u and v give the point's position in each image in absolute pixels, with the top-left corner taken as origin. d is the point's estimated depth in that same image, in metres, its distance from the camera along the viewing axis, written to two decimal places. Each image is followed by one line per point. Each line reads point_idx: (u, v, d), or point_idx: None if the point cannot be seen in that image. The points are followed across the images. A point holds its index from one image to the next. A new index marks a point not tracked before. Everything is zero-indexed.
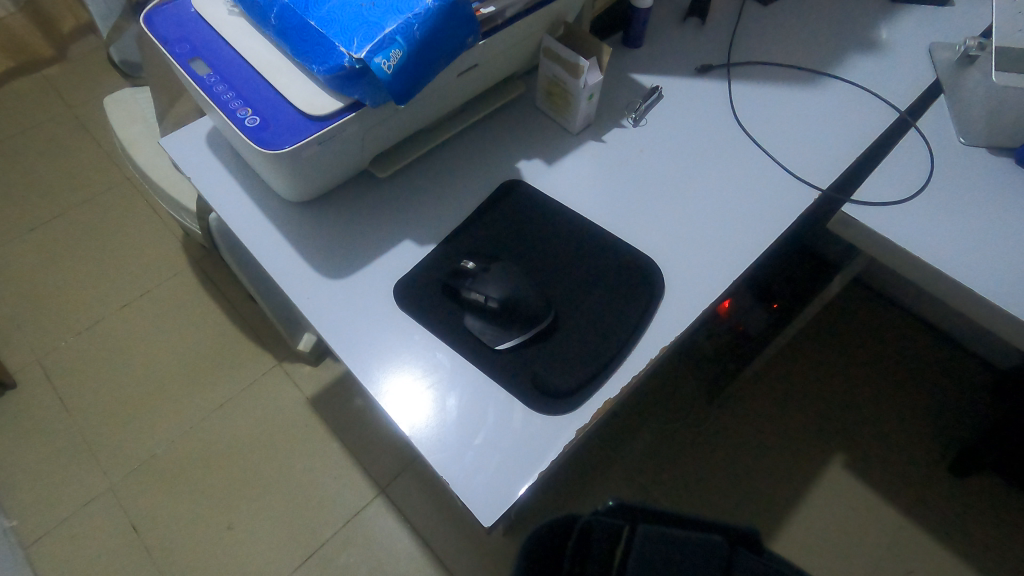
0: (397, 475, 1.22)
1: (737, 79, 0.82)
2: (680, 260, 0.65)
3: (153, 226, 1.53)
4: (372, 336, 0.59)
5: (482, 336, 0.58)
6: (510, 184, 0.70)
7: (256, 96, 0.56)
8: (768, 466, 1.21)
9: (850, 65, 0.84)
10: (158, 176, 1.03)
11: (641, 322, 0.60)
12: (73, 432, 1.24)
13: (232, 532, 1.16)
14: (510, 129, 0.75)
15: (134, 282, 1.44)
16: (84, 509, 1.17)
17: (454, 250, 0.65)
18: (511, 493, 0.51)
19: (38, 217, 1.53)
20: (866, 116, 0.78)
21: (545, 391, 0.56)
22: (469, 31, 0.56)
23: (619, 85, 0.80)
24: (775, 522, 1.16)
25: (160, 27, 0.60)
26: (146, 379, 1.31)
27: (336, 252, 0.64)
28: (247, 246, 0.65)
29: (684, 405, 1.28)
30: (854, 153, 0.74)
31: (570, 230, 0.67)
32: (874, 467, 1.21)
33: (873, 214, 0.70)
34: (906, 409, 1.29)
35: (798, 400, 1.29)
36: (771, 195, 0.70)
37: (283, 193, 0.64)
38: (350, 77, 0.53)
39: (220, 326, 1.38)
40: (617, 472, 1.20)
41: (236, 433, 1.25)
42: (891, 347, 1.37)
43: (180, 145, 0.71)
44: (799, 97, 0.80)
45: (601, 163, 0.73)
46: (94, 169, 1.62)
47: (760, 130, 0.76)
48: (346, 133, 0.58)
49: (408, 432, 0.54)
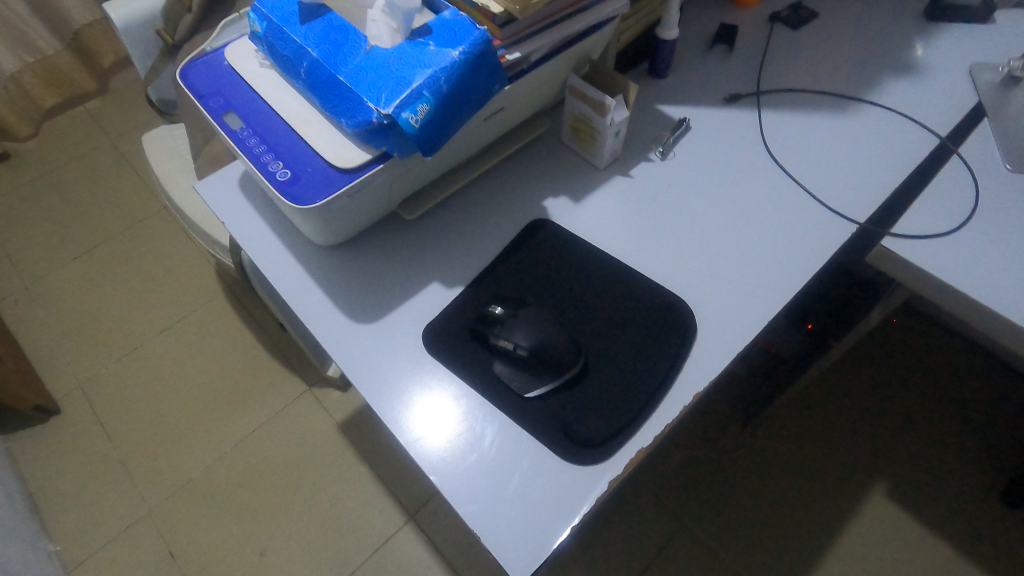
0: (425, 502, 1.22)
1: (767, 108, 0.80)
2: (713, 299, 0.64)
3: (189, 254, 1.57)
4: (403, 382, 0.59)
5: (511, 383, 0.58)
6: (538, 223, 0.70)
7: (287, 150, 0.57)
8: (806, 495, 1.17)
9: (887, 89, 0.81)
10: (194, 213, 1.06)
11: (674, 366, 0.59)
12: (114, 457, 1.28)
13: (264, 558, 1.17)
14: (535, 165, 0.75)
15: (171, 308, 1.48)
16: (123, 534, 1.20)
17: (482, 293, 0.65)
18: (546, 545, 0.51)
19: (81, 246, 1.59)
20: (903, 143, 0.75)
21: (579, 441, 0.55)
22: (494, 80, 0.56)
23: (645, 117, 0.79)
24: (815, 555, 1.12)
25: (195, 82, 0.62)
26: (182, 405, 1.34)
27: (365, 296, 0.65)
28: (280, 291, 0.66)
29: (717, 433, 1.25)
30: (893, 183, 0.71)
31: (599, 270, 0.66)
32: (920, 498, 1.17)
33: (915, 247, 0.67)
34: (950, 434, 1.24)
35: (839, 427, 1.25)
36: (806, 230, 0.68)
37: (315, 237, 0.64)
38: (378, 131, 0.54)
39: (253, 352, 1.41)
40: (649, 503, 1.18)
41: (269, 458, 1.27)
42: (936, 370, 1.31)
43: (214, 190, 0.73)
44: (832, 124, 0.78)
45: (629, 199, 0.72)
46: (134, 199, 1.68)
47: (793, 161, 0.74)
48: (375, 182, 0.59)
49: (438, 482, 0.54)
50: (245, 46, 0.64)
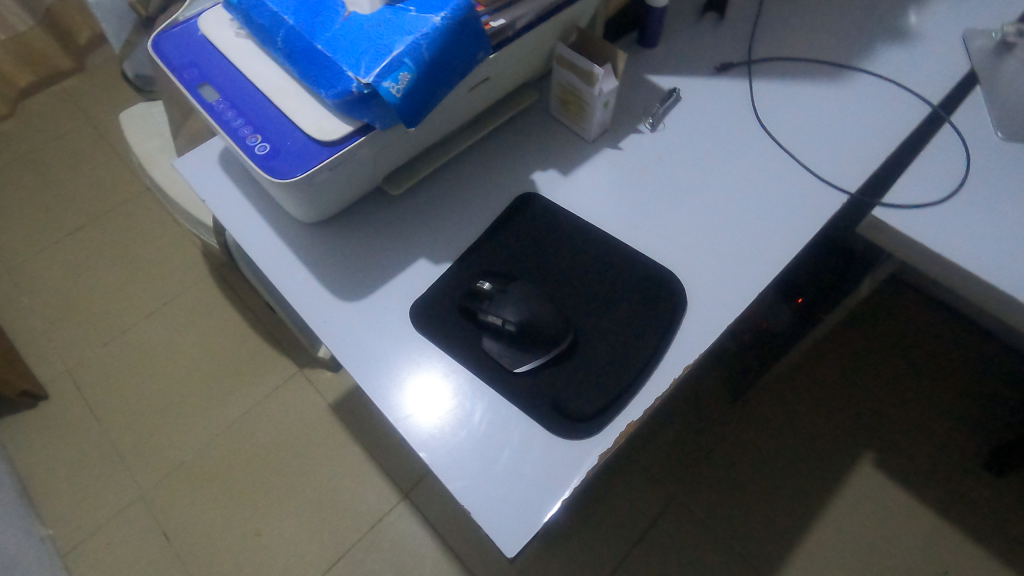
0: (418, 481, 1.22)
1: (758, 77, 0.78)
2: (703, 272, 0.63)
3: (174, 236, 1.55)
4: (391, 359, 0.58)
5: (500, 359, 0.57)
6: (526, 196, 0.69)
7: (266, 122, 0.56)
8: (795, 467, 1.19)
9: (880, 57, 0.80)
10: (176, 193, 1.03)
11: (664, 339, 0.58)
12: (105, 441, 1.28)
13: (260, 538, 1.18)
14: (523, 138, 0.74)
15: (158, 291, 1.46)
16: (117, 517, 1.20)
17: (471, 269, 0.64)
18: (537, 518, 0.51)
19: (63, 229, 1.56)
20: (895, 111, 0.74)
21: (569, 415, 0.55)
22: (478, 48, 0.55)
23: (635, 88, 0.78)
24: (803, 524, 1.14)
25: (168, 53, 0.59)
26: (171, 388, 1.33)
27: (351, 273, 0.64)
28: (264, 269, 0.64)
29: (708, 407, 1.25)
30: (885, 153, 0.71)
31: (589, 243, 0.65)
32: (906, 467, 1.19)
33: (906, 217, 0.67)
34: (936, 404, 1.25)
35: (829, 400, 1.26)
36: (797, 201, 0.67)
37: (298, 213, 0.63)
38: (358, 102, 0.52)
39: (242, 334, 1.39)
40: (641, 477, 1.19)
41: (262, 439, 1.27)
42: (924, 342, 1.33)
43: (194, 167, 0.71)
44: (825, 93, 0.77)
45: (618, 171, 0.71)
46: (116, 180, 1.65)
47: (784, 131, 0.73)
48: (358, 156, 0.57)
49: (428, 458, 0.53)
50: (219, 14, 0.61)
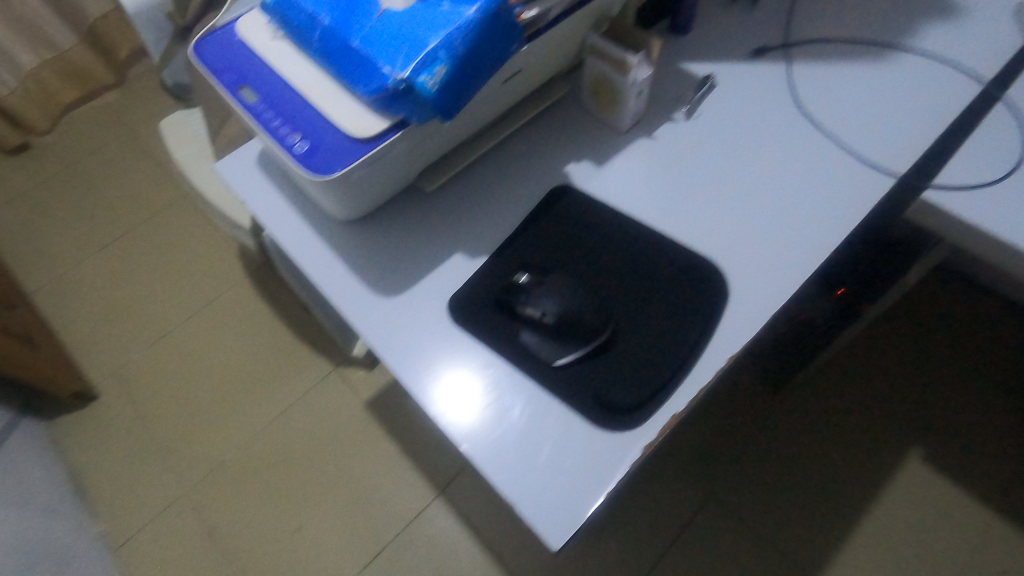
0: (453, 477, 1.23)
1: (797, 60, 0.76)
2: (745, 260, 0.61)
3: (211, 240, 1.59)
4: (431, 354, 0.59)
5: (539, 353, 0.57)
6: (560, 189, 0.68)
7: (303, 121, 0.56)
8: (838, 463, 1.15)
9: (926, 35, 0.76)
10: (214, 197, 1.06)
11: (706, 331, 0.57)
12: (151, 439, 1.32)
13: (300, 533, 1.20)
14: (555, 130, 0.73)
15: (197, 294, 1.50)
16: (164, 513, 1.24)
17: (507, 263, 0.63)
18: (582, 512, 0.50)
19: (108, 236, 1.62)
20: (944, 91, 0.71)
21: (610, 407, 0.54)
22: (512, 39, 0.54)
23: (669, 76, 0.76)
24: (848, 522, 1.10)
25: (208, 57, 0.61)
26: (212, 387, 1.37)
27: (388, 270, 0.64)
28: (304, 267, 0.65)
29: (746, 402, 1.23)
30: (933, 134, 0.68)
31: (626, 234, 0.64)
32: (957, 462, 1.14)
33: (960, 199, 0.64)
34: (987, 396, 1.20)
35: (872, 394, 1.22)
36: (842, 186, 0.65)
37: (335, 212, 0.64)
38: (395, 97, 0.52)
39: (279, 334, 1.42)
40: (678, 474, 1.17)
41: (300, 437, 1.29)
42: (974, 332, 1.27)
43: (233, 169, 0.72)
44: (868, 74, 0.74)
45: (653, 161, 0.69)
46: (156, 188, 1.70)
47: (826, 114, 0.71)
48: (394, 152, 0.58)
49: (469, 451, 0.53)
50: (255, 18, 0.62)
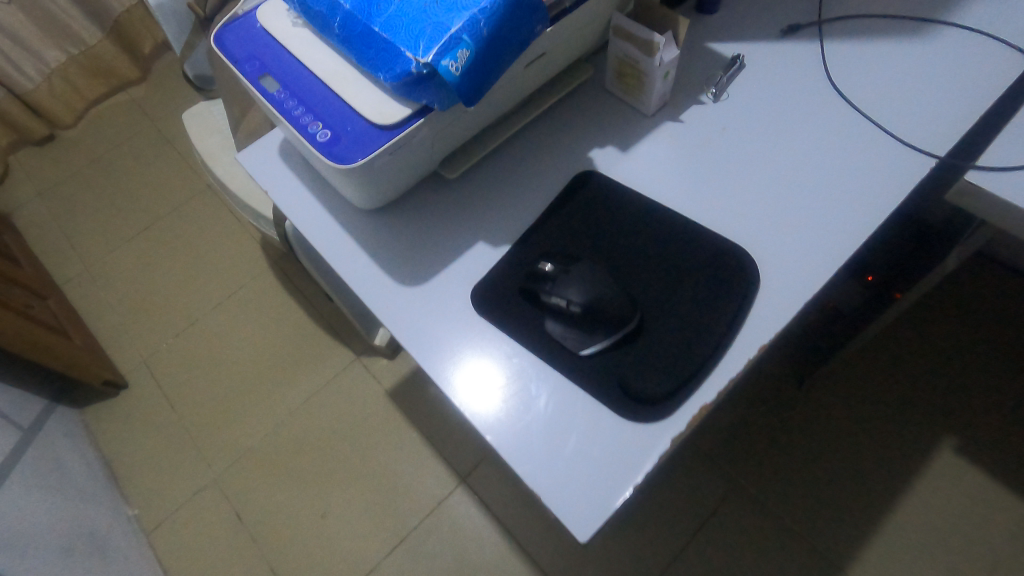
0: (476, 465, 1.23)
1: (830, 38, 0.73)
2: (778, 246, 0.60)
3: (234, 231, 1.60)
4: (455, 344, 0.58)
5: (565, 343, 0.56)
6: (585, 175, 0.67)
7: (325, 109, 0.56)
8: (867, 453, 1.13)
9: (970, 7, 0.73)
10: (237, 188, 1.07)
11: (737, 319, 0.56)
12: (179, 427, 1.35)
13: (325, 520, 1.22)
14: (579, 115, 0.72)
15: (222, 284, 1.52)
16: (193, 499, 1.26)
17: (531, 251, 0.62)
18: (610, 503, 0.50)
19: (134, 228, 1.64)
20: (987, 67, 0.68)
21: (637, 398, 0.53)
22: (536, 21, 0.53)
23: (696, 57, 0.74)
24: (878, 514, 1.08)
25: (229, 46, 0.60)
26: (238, 375, 1.39)
27: (411, 259, 0.64)
28: (327, 257, 0.65)
29: (772, 392, 1.21)
30: (975, 112, 0.65)
31: (653, 221, 0.63)
32: (992, 453, 1.11)
33: (1007, 180, 0.61)
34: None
35: (903, 383, 1.19)
36: (879, 169, 0.63)
37: (358, 201, 0.63)
38: (417, 83, 0.51)
39: (302, 324, 1.44)
40: (702, 465, 1.16)
41: (324, 425, 1.31)
42: (1011, 320, 1.23)
43: (256, 159, 0.72)
44: (906, 51, 0.71)
45: (681, 145, 0.67)
46: (180, 180, 1.72)
47: (861, 94, 0.68)
48: (417, 138, 0.57)
49: (494, 441, 0.53)
50: (275, 5, 0.62)
